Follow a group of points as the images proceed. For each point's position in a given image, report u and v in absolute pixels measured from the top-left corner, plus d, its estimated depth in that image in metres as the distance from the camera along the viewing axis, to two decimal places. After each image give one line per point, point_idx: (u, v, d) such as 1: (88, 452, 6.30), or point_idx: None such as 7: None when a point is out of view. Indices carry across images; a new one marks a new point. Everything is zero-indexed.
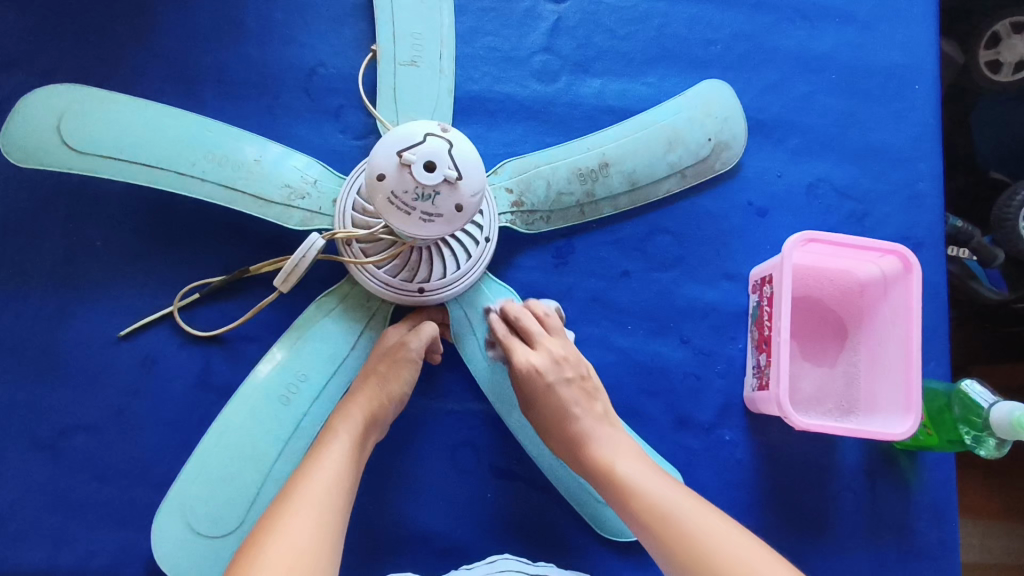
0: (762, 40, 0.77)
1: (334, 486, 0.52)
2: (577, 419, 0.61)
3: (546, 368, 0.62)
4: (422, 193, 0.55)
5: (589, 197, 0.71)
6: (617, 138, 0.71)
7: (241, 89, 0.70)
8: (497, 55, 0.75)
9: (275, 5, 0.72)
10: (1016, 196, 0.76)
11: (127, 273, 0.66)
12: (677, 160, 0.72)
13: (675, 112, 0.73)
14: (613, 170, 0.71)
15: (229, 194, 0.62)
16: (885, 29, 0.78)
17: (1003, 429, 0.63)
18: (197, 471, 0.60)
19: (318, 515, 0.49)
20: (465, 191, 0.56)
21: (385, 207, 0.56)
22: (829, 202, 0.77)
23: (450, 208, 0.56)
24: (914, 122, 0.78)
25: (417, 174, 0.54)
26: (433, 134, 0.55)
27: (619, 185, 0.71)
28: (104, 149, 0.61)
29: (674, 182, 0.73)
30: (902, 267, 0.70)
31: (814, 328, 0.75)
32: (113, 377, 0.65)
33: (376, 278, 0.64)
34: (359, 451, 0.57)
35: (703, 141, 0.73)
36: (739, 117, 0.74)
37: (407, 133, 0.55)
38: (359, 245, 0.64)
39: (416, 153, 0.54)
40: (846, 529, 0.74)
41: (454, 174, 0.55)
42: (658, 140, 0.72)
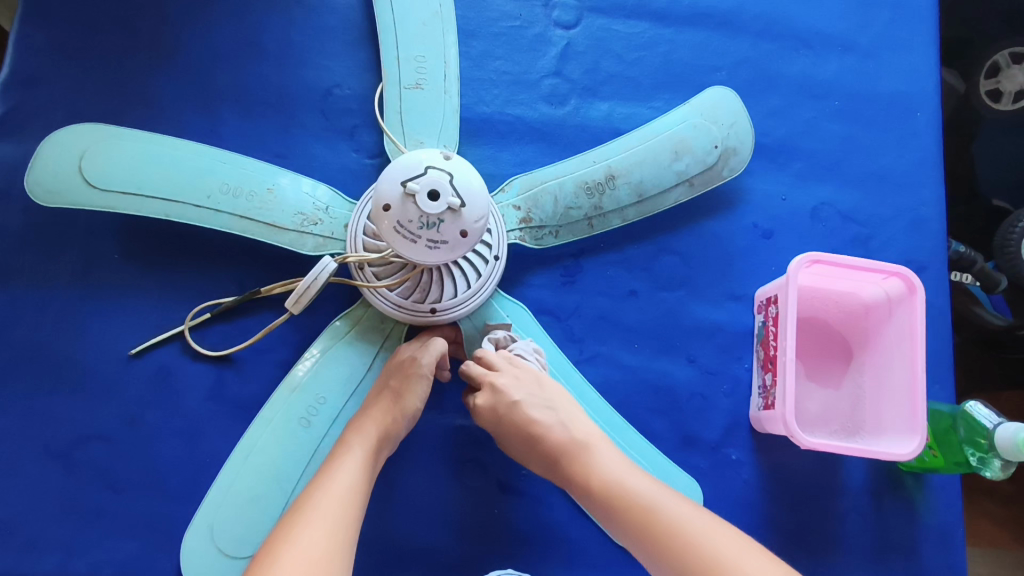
0: (765, 67, 0.83)
1: (349, 494, 0.54)
2: (543, 435, 0.60)
3: (495, 411, 0.62)
4: (427, 221, 0.55)
5: (598, 210, 0.71)
6: (621, 152, 0.71)
7: (261, 111, 0.76)
8: (507, 78, 0.79)
9: (294, 29, 0.77)
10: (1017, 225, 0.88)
11: (163, 289, 0.72)
12: (684, 170, 0.72)
13: (683, 121, 0.72)
14: (621, 182, 0.71)
15: (245, 224, 0.68)
16: (886, 58, 0.84)
17: (1007, 450, 0.63)
18: (225, 493, 0.65)
19: (332, 523, 0.51)
20: (468, 218, 0.56)
21: (391, 236, 0.57)
22: (835, 224, 0.81)
23: (455, 235, 0.56)
24: (915, 148, 0.83)
25: (422, 203, 0.55)
26: (435, 165, 0.55)
27: (627, 197, 0.71)
28: (125, 187, 0.66)
29: (681, 192, 0.72)
30: (906, 288, 0.70)
31: (820, 349, 0.76)
32: (127, 390, 0.70)
33: (388, 300, 0.67)
34: (373, 465, 0.59)
35: (709, 147, 0.72)
36: (746, 123, 0.73)
37: (410, 163, 0.56)
38: (371, 269, 0.68)
39: (420, 183, 0.55)
40: (853, 553, 0.74)
41: (457, 202, 0.55)
42: (665, 148, 0.71)
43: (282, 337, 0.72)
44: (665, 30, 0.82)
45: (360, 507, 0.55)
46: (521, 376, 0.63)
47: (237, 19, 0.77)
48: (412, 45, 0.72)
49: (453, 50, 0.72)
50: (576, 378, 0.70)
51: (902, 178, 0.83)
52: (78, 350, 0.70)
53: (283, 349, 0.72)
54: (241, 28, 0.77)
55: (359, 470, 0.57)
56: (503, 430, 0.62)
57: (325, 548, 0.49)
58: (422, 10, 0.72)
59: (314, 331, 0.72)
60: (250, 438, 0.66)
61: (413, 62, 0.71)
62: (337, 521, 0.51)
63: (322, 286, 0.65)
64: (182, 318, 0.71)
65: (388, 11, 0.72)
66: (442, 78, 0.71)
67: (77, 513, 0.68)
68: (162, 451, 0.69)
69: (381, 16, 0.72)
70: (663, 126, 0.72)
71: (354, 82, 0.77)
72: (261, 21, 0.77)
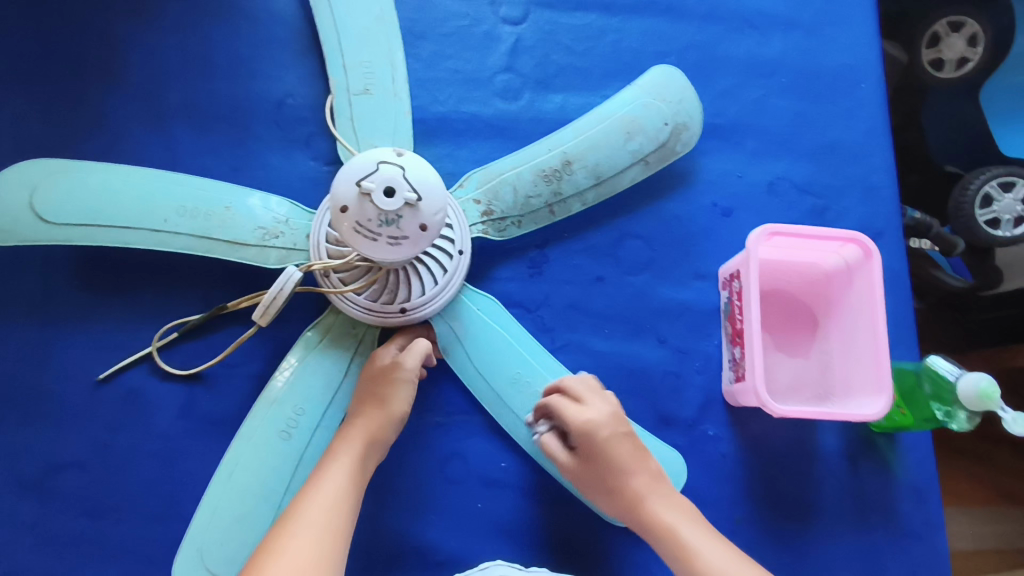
0: (712, 50, 0.84)
1: (337, 502, 0.55)
2: (634, 475, 0.62)
3: (586, 436, 0.63)
4: (386, 218, 0.54)
5: (557, 196, 0.72)
6: (573, 137, 0.72)
7: (213, 125, 0.76)
8: (460, 77, 0.80)
9: (243, 41, 0.77)
10: (970, 186, 0.96)
11: (127, 310, 0.71)
12: (637, 149, 0.73)
13: (633, 101, 0.73)
14: (577, 166, 0.72)
15: (206, 244, 0.68)
16: (828, 34, 0.87)
17: (971, 400, 0.64)
18: (211, 515, 0.64)
19: (317, 532, 0.52)
20: (427, 212, 0.55)
21: (351, 237, 0.55)
22: (791, 198, 0.82)
23: (416, 229, 0.55)
24: (863, 118, 0.85)
25: (378, 201, 0.53)
26: (388, 161, 0.54)
27: (585, 181, 0.72)
28: (81, 218, 0.67)
29: (637, 171, 0.73)
30: (862, 254, 0.72)
31: (785, 321, 0.78)
32: (97, 414, 0.69)
33: (358, 305, 0.68)
34: (361, 472, 0.59)
35: (660, 125, 0.73)
36: (694, 99, 0.74)
37: (363, 161, 0.54)
38: (337, 275, 0.68)
39: (375, 181, 0.53)
40: (834, 517, 0.75)
41: (413, 197, 0.54)
42: (617, 130, 0.73)
43: (251, 350, 0.72)
44: (612, 20, 0.83)
45: (348, 515, 0.55)
46: (616, 407, 0.66)
47: (185, 36, 0.77)
48: (358, 51, 0.72)
49: (400, 52, 0.73)
50: (552, 367, 0.71)
51: (853, 149, 0.85)
52: (44, 378, 0.69)
53: (253, 362, 0.71)
54: (190, 44, 0.77)
55: (346, 478, 0.57)
56: (593, 448, 0.63)
57: (310, 558, 0.49)
58: (364, 15, 0.72)
59: (282, 340, 0.72)
60: (233, 457, 0.65)
61: (360, 67, 0.72)
62: (322, 530, 0.52)
63: (288, 296, 0.64)
64: (150, 338, 0.71)
65: (330, 21, 0.72)
66: (389, 81, 0.72)
67: (56, 542, 0.67)
68: (137, 473, 0.68)
69: (322, 26, 0.73)
70: (613, 106, 0.73)
71: (306, 90, 0.77)
72: (209, 36, 0.77)
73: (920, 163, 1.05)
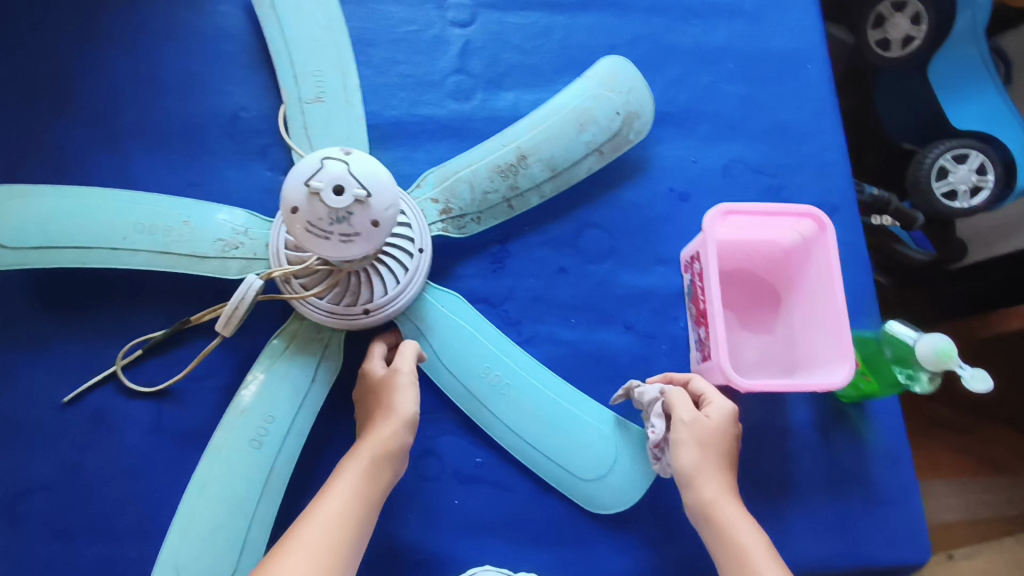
0: (659, 40, 0.86)
1: (339, 518, 0.54)
2: (728, 472, 0.64)
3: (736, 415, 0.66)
4: (337, 217, 0.55)
5: (514, 190, 0.73)
6: (528, 131, 0.73)
7: (168, 142, 0.76)
8: (412, 81, 0.80)
9: (193, 58, 0.78)
10: (923, 162, 1.01)
11: (90, 330, 0.71)
12: (590, 139, 0.74)
13: (584, 93, 0.74)
14: (532, 160, 0.73)
15: (165, 259, 0.68)
16: (772, 18, 0.88)
17: (930, 360, 0.65)
18: (184, 530, 0.64)
19: (315, 551, 0.51)
20: (377, 208, 0.56)
21: (304, 235, 0.56)
22: (746, 179, 0.84)
23: (367, 225, 0.56)
24: (812, 97, 0.87)
25: (327, 199, 0.54)
26: (335, 159, 0.55)
27: (541, 174, 0.73)
28: (38, 241, 0.67)
29: (593, 161, 0.75)
30: (818, 228, 0.73)
31: (747, 299, 0.79)
32: (64, 436, 0.69)
33: (320, 309, 0.67)
34: (372, 487, 0.58)
35: (612, 115, 0.74)
36: (644, 88, 0.76)
37: (310, 162, 0.55)
38: (299, 280, 0.68)
39: (323, 180, 0.54)
40: (809, 488, 0.76)
41: (362, 193, 0.55)
42: (570, 121, 0.73)
43: (217, 362, 0.71)
44: (560, 16, 0.84)
45: (353, 532, 0.54)
46: None
47: (135, 56, 0.77)
48: (308, 61, 0.73)
49: (350, 60, 0.73)
50: (523, 360, 0.71)
51: (804, 127, 0.86)
52: (7, 404, 0.69)
53: (220, 373, 0.71)
54: (140, 64, 0.77)
55: (346, 495, 0.56)
56: (714, 428, 0.64)
57: None
58: (312, 25, 0.73)
59: (248, 350, 0.72)
60: (204, 470, 0.65)
61: (310, 76, 0.72)
62: (319, 551, 0.51)
63: (250, 306, 0.64)
64: (114, 357, 0.71)
65: (278, 35, 0.73)
66: (340, 89, 0.72)
67: (28, 568, 0.66)
68: (107, 492, 0.68)
69: (271, 38, 0.73)
70: (565, 100, 0.74)
71: (259, 102, 0.78)
72: (159, 55, 0.77)
73: (878, 143, 1.12)
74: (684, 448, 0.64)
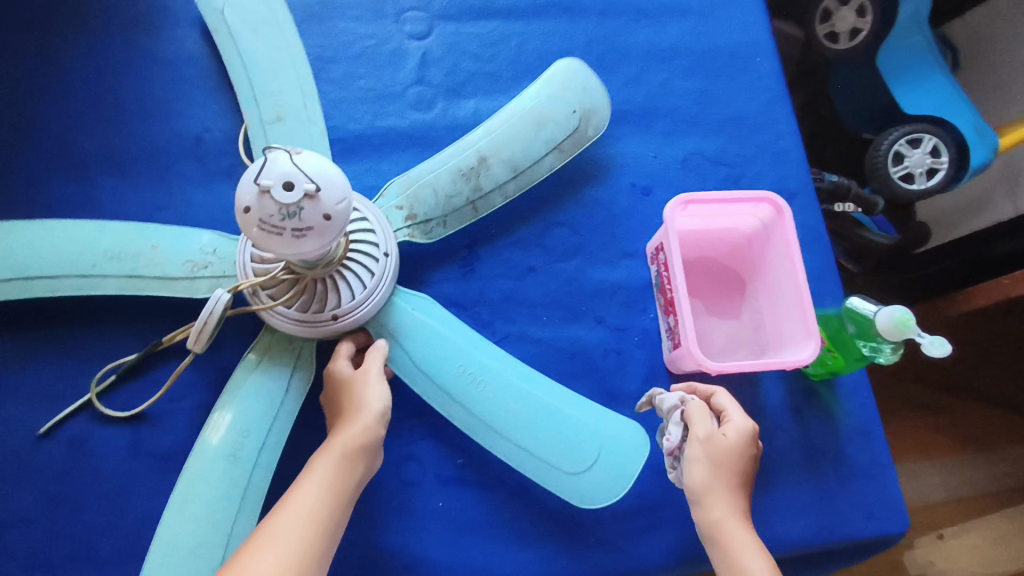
0: (612, 42, 0.88)
1: (312, 512, 0.56)
2: (740, 493, 0.64)
3: (754, 435, 0.66)
4: (287, 212, 0.54)
5: (478, 192, 0.74)
6: (485, 134, 0.75)
7: (134, 167, 0.77)
8: (373, 94, 0.82)
9: (155, 83, 0.79)
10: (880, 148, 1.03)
11: (65, 358, 0.71)
12: (549, 138, 0.76)
13: (539, 95, 0.76)
14: (493, 161, 0.74)
15: (136, 283, 0.68)
16: (719, 15, 0.91)
17: (890, 331, 0.67)
18: (165, 553, 0.63)
19: (286, 549, 0.53)
20: (328, 201, 0.56)
21: (259, 237, 0.56)
22: (706, 171, 0.86)
23: (318, 219, 0.55)
24: (763, 88, 0.90)
25: (277, 195, 0.54)
26: (283, 156, 0.55)
27: (503, 174, 0.74)
28: (8, 273, 0.67)
29: (553, 160, 0.76)
30: (775, 212, 0.75)
31: (714, 286, 0.81)
32: (43, 466, 0.69)
33: (288, 317, 0.68)
34: (344, 483, 0.60)
35: (569, 113, 0.76)
36: (600, 90, 0.78)
37: (259, 161, 0.55)
38: (267, 291, 0.69)
39: (271, 177, 0.54)
40: (787, 468, 0.77)
41: (312, 187, 0.55)
42: (528, 121, 0.75)
43: (193, 381, 0.72)
44: (513, 24, 0.87)
45: (324, 529, 0.56)
46: None
47: (96, 85, 0.78)
48: (267, 81, 0.74)
49: (309, 78, 0.74)
50: (496, 355, 0.71)
51: (758, 117, 0.88)
52: None
53: (196, 392, 0.72)
54: (101, 93, 0.78)
55: (319, 492, 0.58)
56: (731, 447, 0.64)
57: None
58: (267, 48, 0.74)
59: (223, 367, 0.72)
60: (182, 490, 0.65)
61: (270, 95, 0.73)
62: (290, 552, 0.53)
63: (220, 321, 0.64)
64: (89, 384, 0.71)
65: (235, 58, 0.74)
66: (301, 107, 0.74)
67: None
68: (88, 518, 0.68)
69: (229, 62, 0.74)
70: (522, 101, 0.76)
71: (223, 123, 0.79)
72: (121, 82, 0.78)
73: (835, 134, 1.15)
74: (695, 464, 0.64)
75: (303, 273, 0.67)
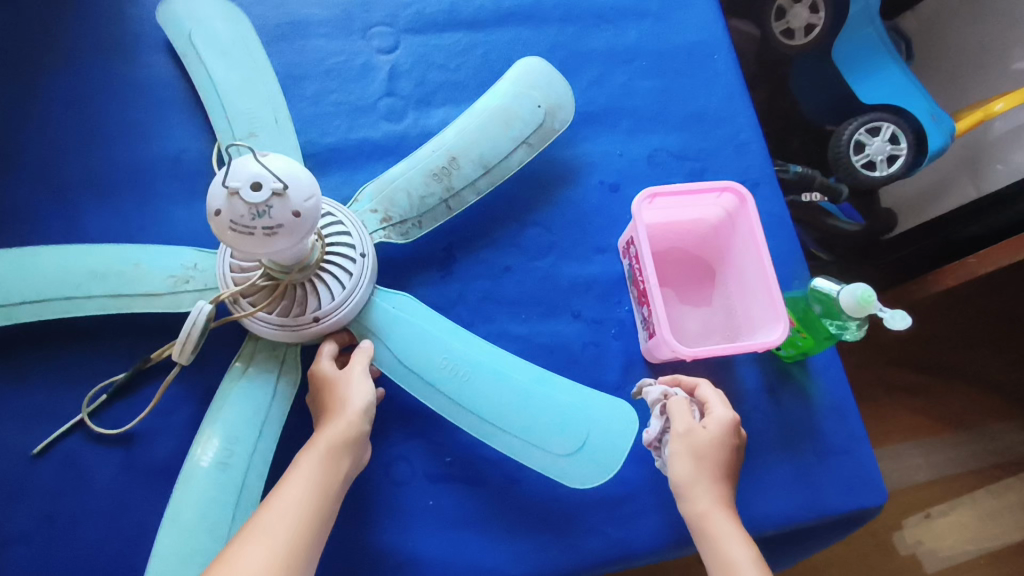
0: (575, 47, 0.91)
1: (299, 504, 0.59)
2: (721, 482, 0.66)
3: (733, 426, 0.68)
4: (257, 211, 0.56)
5: (450, 191, 0.76)
6: (454, 134, 0.77)
7: (112, 189, 0.78)
8: (345, 107, 0.84)
9: (129, 107, 0.81)
10: (840, 139, 1.07)
11: (54, 379, 0.72)
12: (517, 133, 0.78)
13: (505, 94, 0.78)
14: (463, 160, 0.76)
15: (121, 302, 0.70)
16: (676, 16, 0.95)
17: (853, 308, 0.70)
18: (164, 564, 0.63)
19: (273, 543, 0.55)
20: (296, 199, 0.58)
21: (233, 239, 0.58)
22: (671, 165, 0.89)
23: (289, 216, 0.57)
24: (723, 84, 0.93)
25: (245, 195, 0.56)
26: (250, 159, 0.57)
27: (474, 172, 0.77)
28: None
29: (523, 153, 0.78)
30: (738, 201, 0.78)
31: (684, 276, 0.83)
32: (35, 486, 0.70)
33: (270, 322, 0.70)
34: (330, 475, 0.62)
35: (534, 108, 0.79)
36: (562, 83, 0.80)
37: (227, 166, 0.57)
38: (247, 299, 0.70)
39: (239, 178, 0.56)
40: (765, 447, 0.79)
41: (279, 186, 0.56)
42: (494, 120, 0.77)
43: (180, 395, 0.73)
44: (478, 34, 0.89)
45: (311, 522, 0.58)
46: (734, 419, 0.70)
47: (72, 112, 0.80)
48: (237, 100, 0.75)
49: (277, 92, 0.76)
50: (479, 346, 0.73)
51: (719, 112, 0.92)
52: None
53: (184, 405, 0.73)
54: (78, 119, 0.80)
55: (310, 483, 0.60)
56: (710, 440, 0.66)
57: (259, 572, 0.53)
58: (231, 70, 0.76)
59: (210, 379, 0.74)
60: (177, 499, 0.66)
61: (243, 114, 0.75)
62: (278, 548, 0.55)
63: (203, 332, 0.65)
64: (81, 404, 0.72)
65: (207, 84, 0.76)
66: (272, 122, 0.75)
67: None
68: (82, 535, 0.69)
69: (200, 84, 0.76)
70: (487, 101, 0.78)
71: (198, 143, 0.81)
72: (96, 108, 0.80)
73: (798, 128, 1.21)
74: (678, 459, 0.66)
75: (281, 278, 0.68)
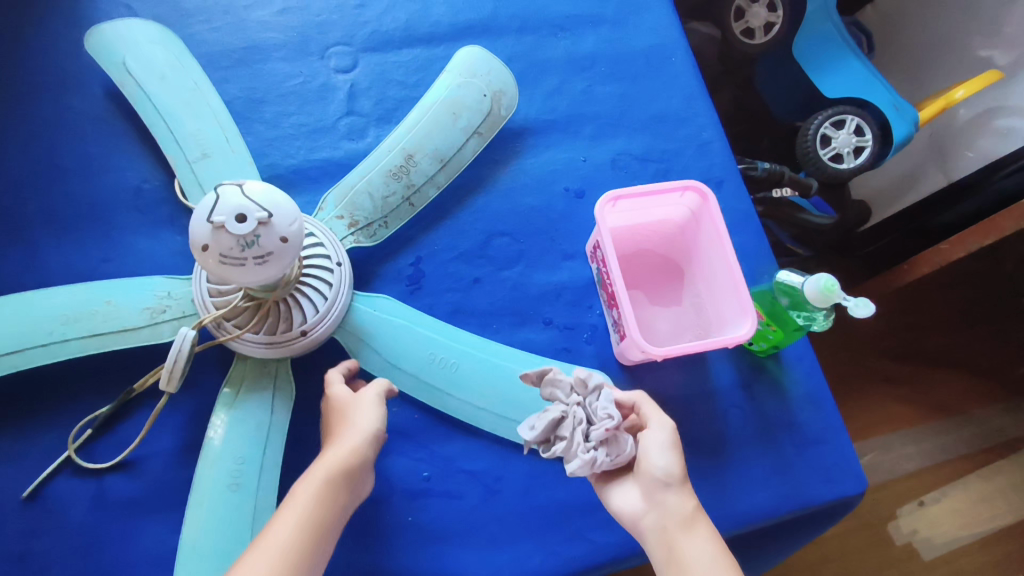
0: (533, 57, 0.92)
1: (307, 521, 0.53)
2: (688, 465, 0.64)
3: None
4: (246, 242, 0.56)
5: (411, 188, 0.78)
6: (408, 133, 0.79)
7: (74, 224, 0.78)
8: (306, 129, 0.84)
9: (88, 141, 0.81)
10: (807, 134, 1.08)
11: (19, 419, 0.71)
12: (468, 123, 0.81)
13: (450, 87, 0.81)
14: (419, 156, 0.78)
15: (97, 341, 0.69)
16: (632, 21, 0.96)
17: (818, 298, 0.70)
18: None
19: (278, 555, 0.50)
20: (282, 225, 0.58)
21: (220, 268, 0.57)
22: (635, 168, 0.89)
23: (277, 243, 0.58)
24: (681, 85, 0.94)
25: (232, 228, 0.55)
26: (230, 189, 0.56)
27: (431, 166, 0.79)
28: None
29: (475, 143, 0.81)
30: (701, 198, 0.78)
31: (655, 276, 0.84)
32: (6, 527, 0.69)
33: (258, 342, 0.70)
34: (332, 497, 0.56)
35: (480, 97, 0.81)
36: (502, 69, 0.83)
37: (206, 198, 0.56)
38: (231, 321, 0.70)
39: (223, 211, 0.55)
40: (744, 443, 0.79)
41: (264, 214, 0.56)
42: (444, 113, 0.80)
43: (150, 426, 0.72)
44: (435, 49, 0.90)
45: (318, 539, 0.53)
46: None
47: (30, 149, 0.79)
48: (186, 125, 0.76)
49: (224, 113, 0.77)
50: (456, 335, 0.75)
51: (679, 113, 0.92)
52: None
53: (156, 437, 0.72)
54: (37, 156, 0.79)
55: (317, 500, 0.55)
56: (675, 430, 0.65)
57: None
58: (175, 94, 0.76)
59: (181, 409, 0.73)
60: (190, 528, 0.65)
61: (195, 138, 0.76)
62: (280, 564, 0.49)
63: (190, 358, 0.65)
64: (64, 441, 0.71)
65: (159, 121, 0.76)
66: (225, 144, 0.76)
67: None
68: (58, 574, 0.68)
69: (148, 115, 0.76)
70: (433, 96, 0.80)
71: (160, 173, 0.81)
72: (55, 144, 0.80)
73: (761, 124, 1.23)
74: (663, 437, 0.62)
75: (264, 297, 0.69)
